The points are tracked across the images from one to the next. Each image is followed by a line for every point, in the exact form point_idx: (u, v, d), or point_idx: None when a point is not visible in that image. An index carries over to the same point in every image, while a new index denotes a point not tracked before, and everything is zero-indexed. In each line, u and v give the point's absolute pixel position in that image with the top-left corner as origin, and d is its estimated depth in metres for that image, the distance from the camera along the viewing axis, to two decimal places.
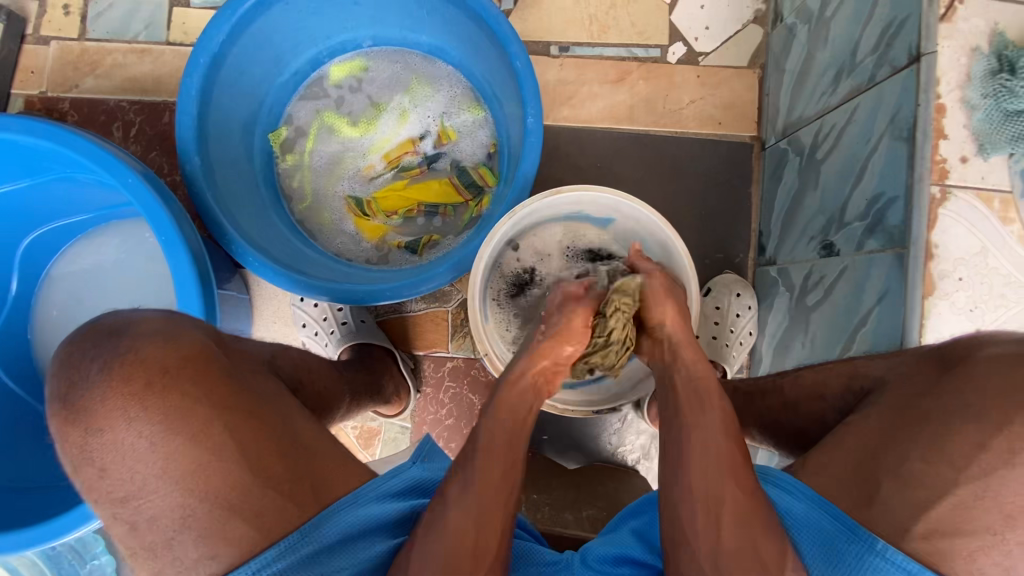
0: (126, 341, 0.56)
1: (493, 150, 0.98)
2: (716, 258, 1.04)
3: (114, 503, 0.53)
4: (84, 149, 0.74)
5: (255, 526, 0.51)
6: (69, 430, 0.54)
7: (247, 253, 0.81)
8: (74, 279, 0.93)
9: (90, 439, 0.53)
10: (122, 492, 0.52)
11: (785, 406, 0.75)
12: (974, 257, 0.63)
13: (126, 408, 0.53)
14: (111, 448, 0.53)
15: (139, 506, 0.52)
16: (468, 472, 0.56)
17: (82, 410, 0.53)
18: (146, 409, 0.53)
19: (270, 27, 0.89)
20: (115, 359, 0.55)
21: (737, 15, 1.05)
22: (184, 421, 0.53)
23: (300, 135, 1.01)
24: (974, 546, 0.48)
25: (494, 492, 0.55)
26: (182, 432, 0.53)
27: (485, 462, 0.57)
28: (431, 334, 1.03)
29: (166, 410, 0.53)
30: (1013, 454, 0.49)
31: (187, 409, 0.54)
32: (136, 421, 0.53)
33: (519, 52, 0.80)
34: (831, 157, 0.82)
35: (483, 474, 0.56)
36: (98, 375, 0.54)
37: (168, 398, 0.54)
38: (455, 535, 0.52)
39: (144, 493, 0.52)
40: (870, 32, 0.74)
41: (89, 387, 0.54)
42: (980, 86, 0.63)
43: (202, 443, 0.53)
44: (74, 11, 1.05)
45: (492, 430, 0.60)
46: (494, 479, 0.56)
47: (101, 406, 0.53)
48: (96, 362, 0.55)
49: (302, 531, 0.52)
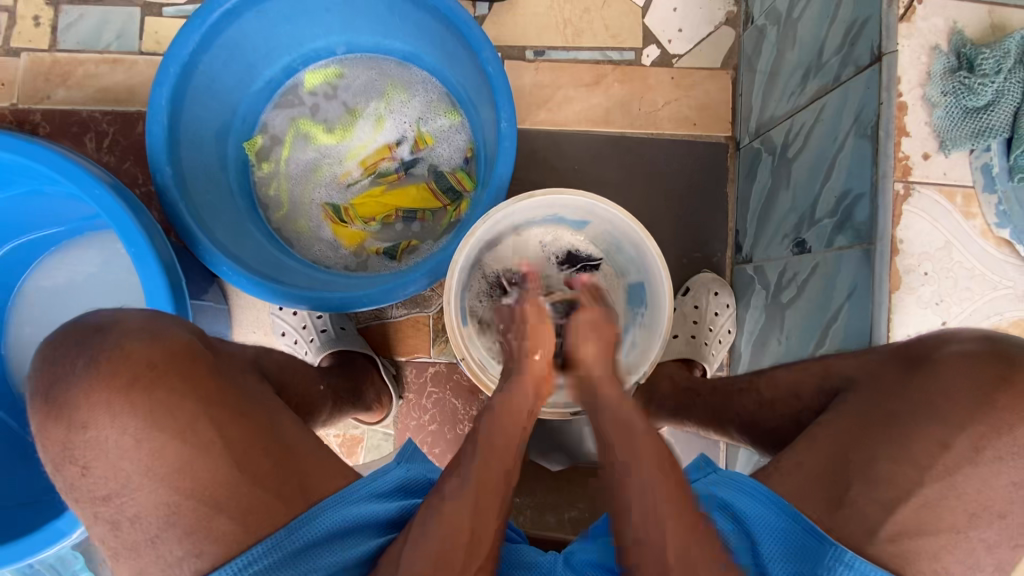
0: (114, 337, 0.56)
1: (470, 155, 0.98)
2: (694, 257, 1.05)
3: (96, 501, 0.52)
4: (51, 161, 0.73)
5: (242, 527, 0.51)
6: (50, 427, 0.53)
7: (221, 263, 0.81)
8: (46, 295, 0.92)
9: (73, 436, 0.52)
10: (104, 490, 0.52)
11: (761, 407, 0.75)
12: (938, 252, 0.65)
13: (111, 404, 0.52)
14: (94, 445, 0.52)
15: (122, 505, 0.51)
16: (464, 473, 0.55)
17: (67, 406, 0.52)
18: (130, 404, 0.52)
19: (241, 35, 0.88)
20: (101, 355, 0.54)
21: (709, 17, 1.06)
22: (169, 416, 0.53)
23: (275, 143, 1.00)
24: (939, 545, 0.50)
25: (489, 486, 0.54)
26: (168, 428, 0.52)
27: (484, 463, 0.55)
28: (412, 339, 1.03)
29: (151, 404, 0.53)
30: (975, 452, 0.52)
31: (174, 405, 0.53)
32: (121, 417, 0.52)
33: (491, 57, 0.81)
34: (802, 155, 0.83)
35: (481, 473, 0.55)
36: (80, 372, 0.53)
37: (154, 395, 0.53)
38: (449, 529, 0.51)
39: (128, 491, 0.51)
40: (834, 32, 0.76)
41: (72, 383, 0.53)
42: (940, 83, 0.64)
43: (188, 439, 0.53)
44: (44, 22, 1.04)
45: (493, 430, 0.58)
46: (492, 476, 0.55)
47: (85, 402, 0.52)
48: (81, 358, 0.54)
49: (291, 526, 0.51)
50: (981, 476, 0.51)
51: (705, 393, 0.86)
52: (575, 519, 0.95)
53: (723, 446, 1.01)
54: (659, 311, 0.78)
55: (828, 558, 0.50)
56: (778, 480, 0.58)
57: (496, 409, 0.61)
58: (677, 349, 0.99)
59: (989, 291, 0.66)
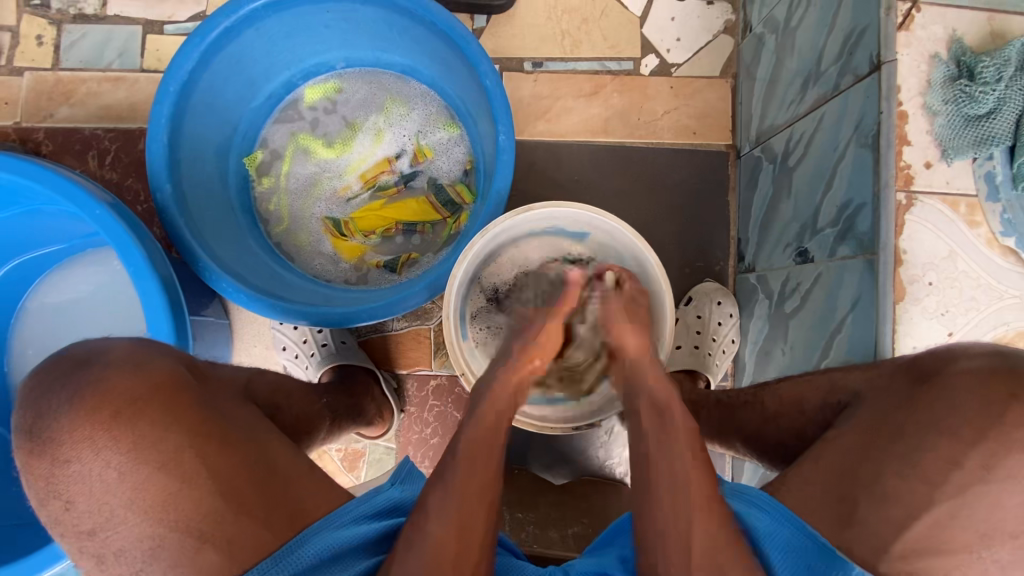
0: (93, 370, 0.55)
1: (469, 167, 0.98)
2: (696, 267, 1.05)
3: (81, 536, 0.52)
4: (56, 185, 0.73)
5: (235, 550, 0.50)
6: (35, 462, 0.53)
7: (221, 280, 0.81)
8: (45, 315, 0.92)
9: (56, 471, 0.52)
10: (89, 524, 0.51)
11: (765, 420, 0.74)
12: (942, 262, 0.64)
13: (93, 438, 0.52)
14: (78, 479, 0.51)
15: (107, 538, 0.51)
16: (444, 484, 0.53)
17: (48, 441, 0.52)
18: (114, 438, 0.52)
19: (241, 52, 0.89)
20: (83, 390, 0.54)
21: (707, 26, 1.06)
22: (154, 449, 0.52)
23: (275, 158, 1.00)
24: (953, 564, 0.49)
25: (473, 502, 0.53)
26: (152, 461, 0.52)
27: (466, 473, 0.54)
28: (414, 352, 1.02)
29: (135, 438, 0.52)
30: (986, 471, 0.50)
31: (158, 436, 0.53)
32: (104, 451, 0.52)
33: (489, 71, 0.81)
34: (802, 164, 0.82)
35: (463, 483, 0.53)
36: (64, 406, 0.53)
37: (138, 426, 0.53)
38: (435, 543, 0.50)
39: (112, 524, 0.51)
40: (832, 41, 0.75)
41: (55, 419, 0.53)
42: (941, 92, 0.64)
43: (173, 470, 0.52)
44: (47, 41, 1.05)
45: (475, 441, 0.56)
46: (478, 483, 0.54)
47: (68, 437, 0.52)
48: (65, 391, 0.54)
49: (278, 555, 0.50)
50: (992, 494, 0.50)
51: (710, 404, 0.84)
52: (578, 534, 0.87)
53: (729, 458, 1.00)
54: (660, 323, 0.77)
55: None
56: (787, 493, 0.58)
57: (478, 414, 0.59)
58: (681, 360, 0.98)
59: (995, 302, 0.65)
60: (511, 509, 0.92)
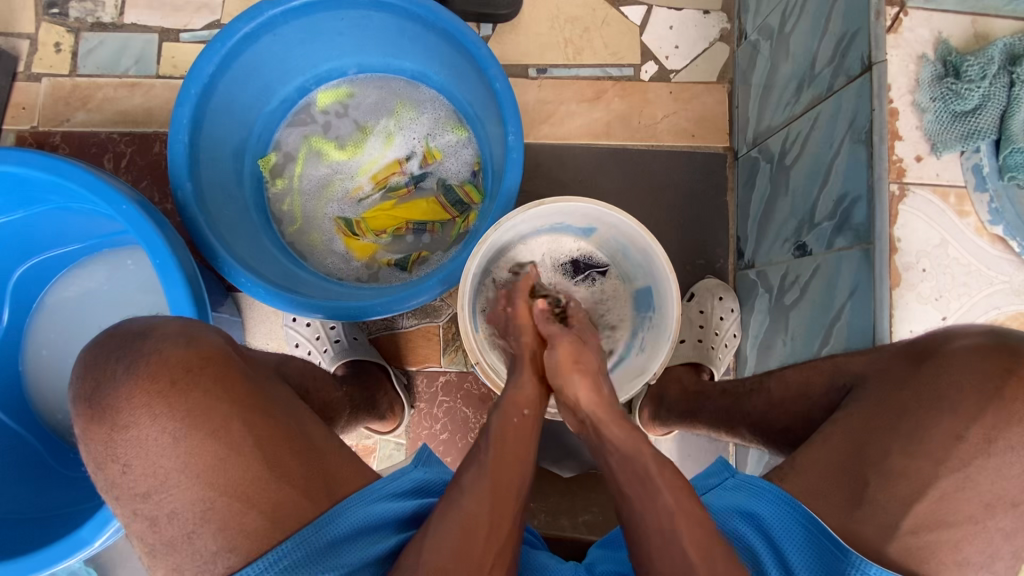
0: (150, 343, 0.57)
1: (477, 168, 1.01)
2: (697, 264, 1.08)
3: (135, 498, 0.53)
4: (81, 179, 0.75)
5: (271, 521, 0.52)
6: (94, 428, 0.54)
7: (240, 275, 0.83)
8: (61, 314, 0.93)
9: (115, 436, 0.53)
10: (144, 487, 0.53)
11: (770, 405, 0.76)
12: (935, 249, 0.67)
13: (151, 404, 0.53)
14: (135, 444, 0.53)
15: (160, 501, 0.53)
16: (480, 464, 0.57)
17: (108, 408, 0.54)
18: (169, 405, 0.54)
19: (258, 58, 0.92)
20: (140, 358, 0.56)
21: (704, 34, 1.11)
22: (206, 417, 0.54)
23: (288, 160, 1.03)
24: (959, 536, 0.52)
25: (505, 487, 0.56)
26: (205, 427, 0.53)
27: (499, 454, 0.58)
28: (424, 349, 1.05)
29: (189, 405, 0.54)
30: (987, 442, 0.53)
31: (208, 405, 0.54)
32: (160, 416, 0.53)
33: (499, 75, 0.84)
34: (798, 163, 0.86)
35: (497, 465, 0.57)
36: (123, 375, 0.55)
37: (191, 395, 0.54)
38: (468, 518, 0.52)
39: (166, 487, 0.52)
40: (825, 45, 0.79)
41: (114, 386, 0.54)
42: (929, 90, 0.68)
43: (222, 438, 0.54)
44: (65, 49, 1.08)
45: (504, 427, 0.61)
46: (506, 470, 0.57)
47: (127, 403, 0.54)
48: (122, 362, 0.56)
49: (317, 522, 0.52)
50: (994, 466, 0.53)
51: (715, 395, 0.87)
52: (589, 521, 0.96)
53: (733, 448, 1.02)
54: (666, 314, 0.80)
55: (846, 565, 0.51)
56: (795, 477, 0.60)
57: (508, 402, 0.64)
58: (685, 353, 1.01)
59: (985, 288, 0.68)
60: None
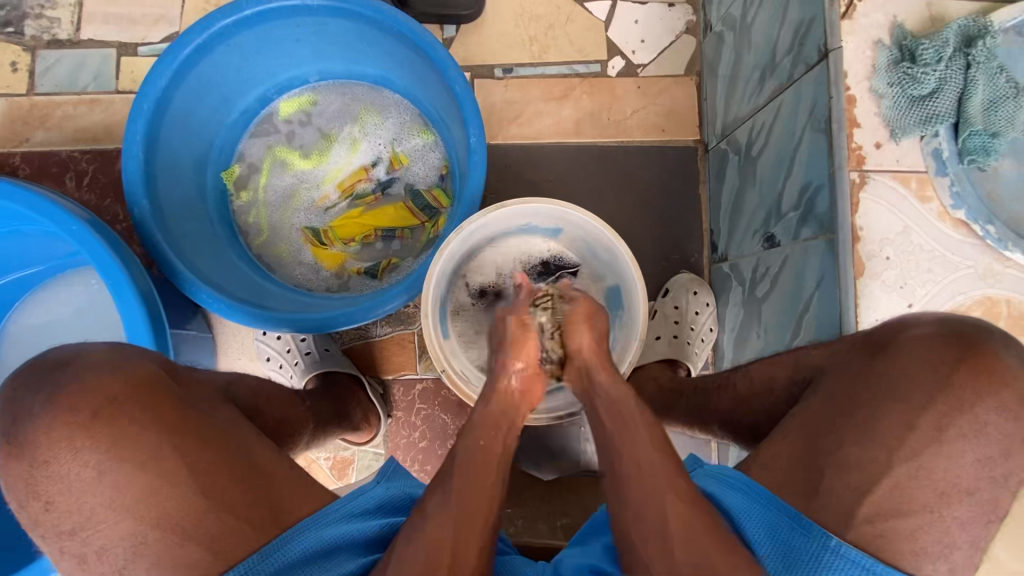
0: (72, 370, 0.56)
1: (445, 172, 1.00)
2: (671, 259, 1.07)
3: (62, 536, 0.52)
4: (30, 202, 0.74)
5: (216, 549, 0.51)
6: (13, 464, 0.53)
7: (200, 290, 0.81)
8: (23, 341, 0.91)
9: (35, 473, 0.52)
10: (69, 524, 0.52)
11: (737, 402, 0.75)
12: (898, 237, 0.67)
13: (72, 438, 0.53)
14: (57, 480, 0.52)
15: (88, 537, 0.52)
16: (445, 484, 0.55)
17: (27, 444, 0.53)
18: (92, 438, 0.53)
19: (214, 68, 0.91)
20: (59, 391, 0.54)
21: (670, 27, 1.10)
22: (132, 447, 0.53)
23: (253, 171, 1.02)
24: (917, 525, 0.51)
25: (473, 505, 0.54)
26: (132, 459, 0.53)
27: (465, 473, 0.55)
28: (398, 357, 1.03)
29: (113, 436, 0.53)
30: (940, 432, 0.52)
31: (134, 435, 0.54)
32: (82, 451, 0.52)
33: (457, 76, 0.83)
34: (764, 153, 0.85)
35: (464, 483, 0.55)
36: (40, 410, 0.54)
37: (115, 426, 0.53)
38: (435, 541, 0.51)
39: (92, 523, 0.51)
40: (785, 34, 0.78)
41: (32, 421, 0.53)
42: (885, 76, 0.67)
43: (151, 468, 0.53)
44: (21, 67, 1.06)
45: (471, 445, 0.58)
46: (475, 489, 0.54)
47: (46, 438, 0.53)
48: (40, 395, 0.54)
49: (264, 551, 0.51)
50: (947, 453, 0.52)
51: (688, 391, 0.86)
52: (568, 526, 0.94)
53: (714, 447, 1.01)
54: (634, 312, 0.79)
55: (818, 549, 0.50)
56: (761, 471, 0.59)
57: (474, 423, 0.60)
58: (659, 350, 1.00)
59: (951, 273, 0.68)
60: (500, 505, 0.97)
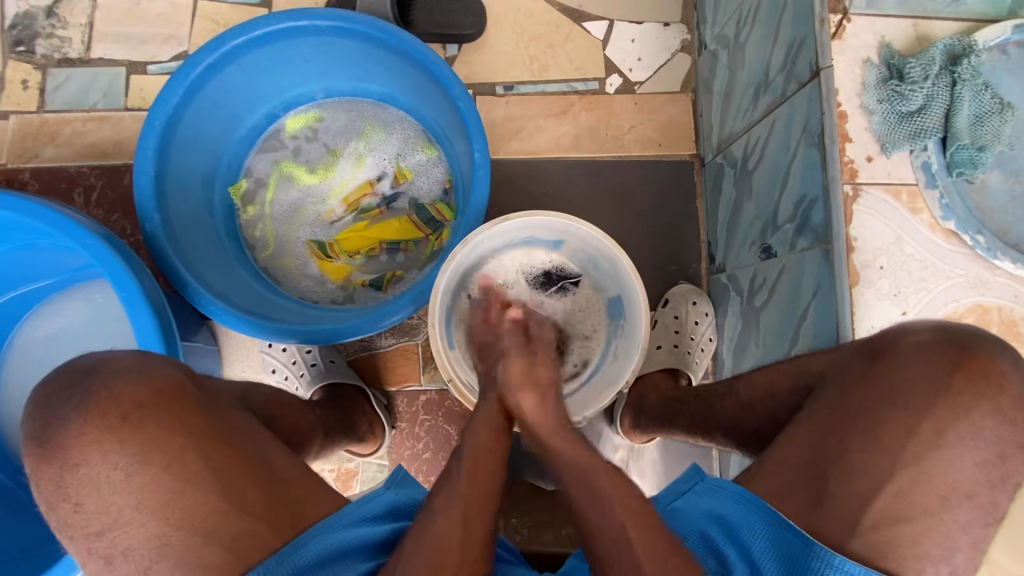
0: (101, 379, 0.57)
1: (448, 186, 1.02)
2: (671, 270, 1.09)
3: (89, 537, 0.53)
4: (43, 216, 0.75)
5: (230, 556, 0.51)
6: (44, 467, 0.54)
7: (210, 302, 0.83)
8: (31, 353, 0.92)
9: (66, 475, 0.53)
10: (97, 525, 0.52)
11: (740, 409, 0.77)
12: (891, 247, 0.69)
13: (101, 441, 0.54)
14: (87, 482, 0.53)
15: (114, 538, 0.52)
16: (451, 487, 0.55)
17: (58, 447, 0.54)
18: (121, 442, 0.54)
19: (223, 86, 0.93)
20: (90, 397, 0.55)
21: (666, 46, 1.13)
22: (159, 451, 0.54)
23: (259, 186, 1.04)
24: (918, 531, 0.52)
25: (476, 511, 0.54)
26: (158, 462, 0.53)
27: (470, 480, 0.56)
28: (403, 368, 1.04)
29: (142, 439, 0.54)
30: (938, 436, 0.54)
31: (162, 439, 0.54)
32: (112, 453, 0.53)
33: (462, 94, 0.85)
34: (759, 167, 0.88)
35: (468, 489, 0.55)
36: (73, 413, 0.55)
37: (144, 430, 0.54)
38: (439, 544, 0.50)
39: (120, 524, 0.52)
40: (777, 52, 0.81)
41: (64, 425, 0.54)
42: (875, 93, 0.70)
43: (177, 471, 0.53)
44: (32, 85, 1.08)
45: (475, 453, 0.58)
46: (479, 497, 0.55)
47: (77, 440, 0.54)
48: (72, 401, 0.55)
49: (283, 553, 0.52)
50: (946, 458, 0.53)
51: (690, 399, 0.88)
52: (572, 534, 0.97)
53: (716, 455, 1.02)
54: (636, 323, 0.81)
55: (816, 560, 0.52)
56: (761, 479, 0.61)
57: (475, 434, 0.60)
58: (661, 359, 1.01)
59: (943, 281, 0.70)
60: (506, 515, 0.98)
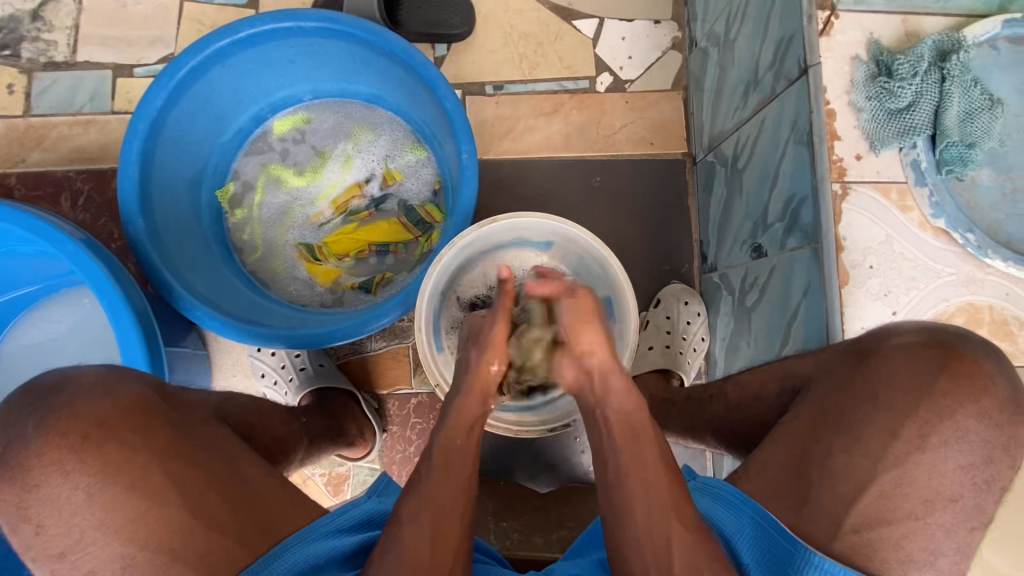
0: (65, 396, 0.56)
1: (438, 187, 1.01)
2: (663, 270, 1.09)
3: (51, 559, 0.52)
4: (25, 222, 0.74)
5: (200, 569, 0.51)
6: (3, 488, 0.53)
7: (194, 307, 0.82)
8: (15, 362, 0.91)
9: (27, 496, 0.52)
10: (58, 547, 0.52)
11: (730, 410, 0.76)
12: (880, 246, 0.69)
13: (63, 461, 0.53)
14: (48, 503, 0.52)
15: (77, 560, 0.52)
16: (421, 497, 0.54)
17: (19, 467, 0.53)
18: (82, 461, 0.53)
19: (208, 89, 0.92)
20: (52, 416, 0.54)
21: (657, 43, 1.12)
22: (121, 470, 0.53)
23: (247, 189, 1.03)
24: (901, 533, 0.51)
25: (445, 517, 0.53)
26: (119, 482, 0.53)
27: (439, 486, 0.54)
28: (393, 371, 1.04)
29: (103, 461, 0.53)
30: (922, 439, 0.53)
31: (122, 460, 0.54)
32: (72, 473, 0.53)
33: (448, 94, 0.84)
34: (750, 166, 0.87)
35: (438, 496, 0.54)
36: (33, 433, 0.54)
37: (106, 449, 0.54)
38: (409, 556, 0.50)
39: (82, 546, 0.52)
40: (766, 49, 0.81)
41: (24, 445, 0.53)
42: (864, 90, 0.69)
43: (141, 490, 0.53)
44: (18, 89, 1.07)
45: (446, 450, 0.57)
46: (449, 502, 0.54)
47: (38, 461, 0.53)
48: (33, 418, 0.54)
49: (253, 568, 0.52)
50: (930, 461, 0.52)
51: (680, 401, 0.87)
52: (563, 537, 0.96)
53: (709, 455, 1.02)
54: (625, 325, 0.80)
55: (799, 559, 0.51)
56: (746, 482, 0.60)
57: (449, 422, 0.59)
58: (652, 360, 1.01)
59: (933, 281, 0.69)
60: (497, 518, 0.98)
